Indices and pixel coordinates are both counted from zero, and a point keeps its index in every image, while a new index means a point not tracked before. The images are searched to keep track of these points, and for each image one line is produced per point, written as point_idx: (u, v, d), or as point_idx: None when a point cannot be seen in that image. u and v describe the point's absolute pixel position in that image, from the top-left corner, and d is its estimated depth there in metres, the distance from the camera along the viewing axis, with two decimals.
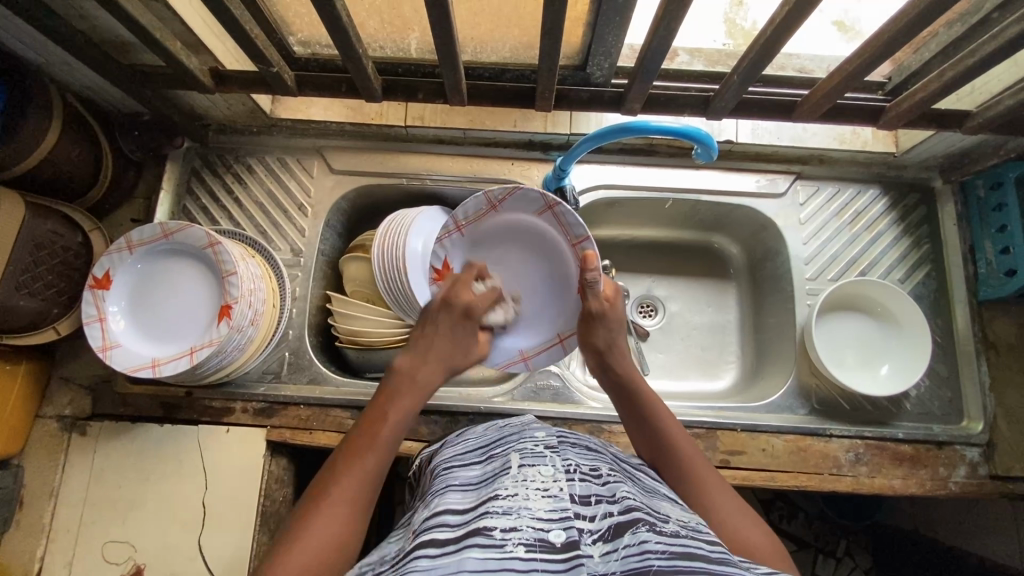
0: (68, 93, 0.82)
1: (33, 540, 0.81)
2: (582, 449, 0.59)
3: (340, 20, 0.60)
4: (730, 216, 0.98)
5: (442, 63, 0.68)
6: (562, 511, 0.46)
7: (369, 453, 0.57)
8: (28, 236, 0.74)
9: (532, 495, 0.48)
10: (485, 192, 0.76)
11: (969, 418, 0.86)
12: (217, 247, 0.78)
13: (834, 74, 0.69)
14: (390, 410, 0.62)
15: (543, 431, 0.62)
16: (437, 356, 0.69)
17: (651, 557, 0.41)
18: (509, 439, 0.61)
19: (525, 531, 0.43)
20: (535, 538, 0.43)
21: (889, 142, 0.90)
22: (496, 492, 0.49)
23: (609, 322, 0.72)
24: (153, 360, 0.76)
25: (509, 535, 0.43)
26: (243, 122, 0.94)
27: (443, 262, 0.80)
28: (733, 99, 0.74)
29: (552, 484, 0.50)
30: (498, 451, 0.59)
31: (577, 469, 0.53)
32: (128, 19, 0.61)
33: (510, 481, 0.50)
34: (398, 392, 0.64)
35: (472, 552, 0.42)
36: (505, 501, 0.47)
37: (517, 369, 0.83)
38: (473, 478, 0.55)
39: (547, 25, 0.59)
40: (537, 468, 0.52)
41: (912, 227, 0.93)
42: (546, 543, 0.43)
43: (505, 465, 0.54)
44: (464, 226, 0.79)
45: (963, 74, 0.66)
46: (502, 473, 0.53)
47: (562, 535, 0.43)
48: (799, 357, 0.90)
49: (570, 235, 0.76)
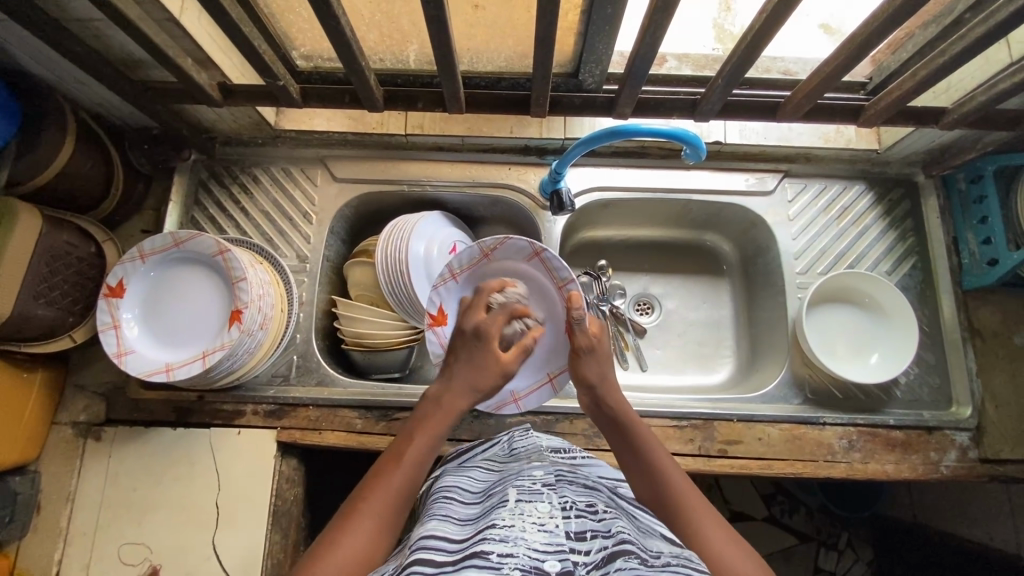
0: (81, 110, 0.85)
1: (50, 544, 0.83)
2: (578, 486, 0.61)
3: (343, 33, 0.63)
4: (721, 214, 1.01)
5: (441, 73, 0.72)
6: (558, 544, 0.49)
7: (397, 473, 0.58)
8: (46, 247, 0.77)
9: (528, 527, 0.51)
10: (478, 243, 0.85)
11: (958, 404, 0.89)
12: (227, 255, 0.81)
13: (814, 75, 0.72)
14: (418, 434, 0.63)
15: (541, 468, 0.65)
16: (464, 378, 0.68)
17: None
18: (508, 477, 0.64)
19: (520, 557, 0.47)
20: (531, 565, 0.46)
21: (871, 140, 0.94)
22: (494, 524, 0.52)
23: (598, 357, 0.75)
24: (167, 365, 0.79)
25: (506, 559, 0.46)
26: (248, 134, 0.97)
27: (437, 308, 0.85)
28: (720, 101, 0.77)
29: (547, 519, 0.52)
30: (497, 488, 0.61)
31: (573, 506, 0.55)
32: (142, 38, 0.64)
33: (508, 514, 0.53)
34: (426, 416, 0.65)
35: (470, 573, 0.45)
36: (503, 530, 0.50)
37: (508, 411, 0.86)
38: (471, 514, 0.58)
39: (540, 35, 0.63)
40: (533, 505, 0.55)
41: (897, 221, 0.96)
42: (541, 570, 0.46)
43: (503, 499, 0.57)
44: (458, 274, 0.86)
45: (936, 72, 0.69)
46: (500, 505, 0.56)
47: (556, 564, 0.46)
48: (792, 348, 0.92)
49: (557, 279, 0.85)
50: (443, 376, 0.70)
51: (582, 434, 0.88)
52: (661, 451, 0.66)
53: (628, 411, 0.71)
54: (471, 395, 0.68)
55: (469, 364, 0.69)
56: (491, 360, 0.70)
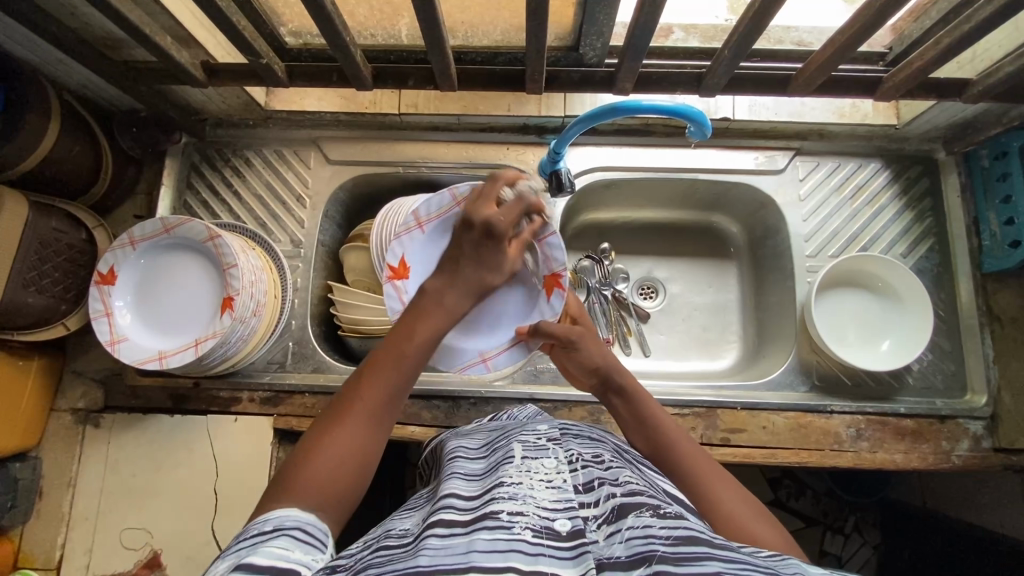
0: (65, 92, 0.83)
1: (54, 528, 0.84)
2: (583, 438, 0.59)
3: (324, 8, 0.60)
4: (729, 194, 0.97)
5: (429, 49, 0.68)
6: (567, 501, 0.47)
7: (380, 374, 0.54)
8: (33, 233, 0.75)
9: (536, 484, 0.49)
10: (451, 187, 0.75)
11: (972, 392, 0.86)
12: (217, 241, 0.79)
13: (828, 46, 0.68)
14: (417, 329, 0.57)
15: (545, 423, 0.63)
16: (469, 279, 0.61)
17: (654, 542, 0.40)
18: (512, 431, 0.62)
19: (531, 517, 0.44)
20: (542, 524, 0.43)
21: (889, 115, 0.89)
22: (501, 479, 0.50)
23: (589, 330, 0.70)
24: (160, 352, 0.78)
25: (517, 518, 0.43)
26: (239, 116, 0.94)
27: (398, 260, 0.76)
28: (726, 75, 0.73)
29: (555, 475, 0.50)
30: (501, 441, 0.60)
31: (580, 458, 0.53)
32: (117, 16, 0.62)
33: (515, 470, 0.51)
34: (424, 311, 0.58)
35: (481, 534, 0.42)
36: (510, 487, 0.48)
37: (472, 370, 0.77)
38: (478, 466, 0.56)
39: (532, 6, 0.59)
40: (540, 460, 0.53)
41: (914, 200, 0.92)
42: (552, 530, 0.43)
43: (509, 454, 0.55)
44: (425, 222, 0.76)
45: (960, 40, 0.64)
46: (506, 461, 0.54)
47: (567, 524, 0.44)
48: (799, 334, 0.90)
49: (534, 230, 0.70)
50: (442, 270, 0.61)
51: (582, 422, 0.86)
52: (666, 422, 0.63)
53: (628, 376, 0.69)
54: (470, 299, 0.61)
55: (480, 264, 0.62)
56: (503, 258, 0.63)
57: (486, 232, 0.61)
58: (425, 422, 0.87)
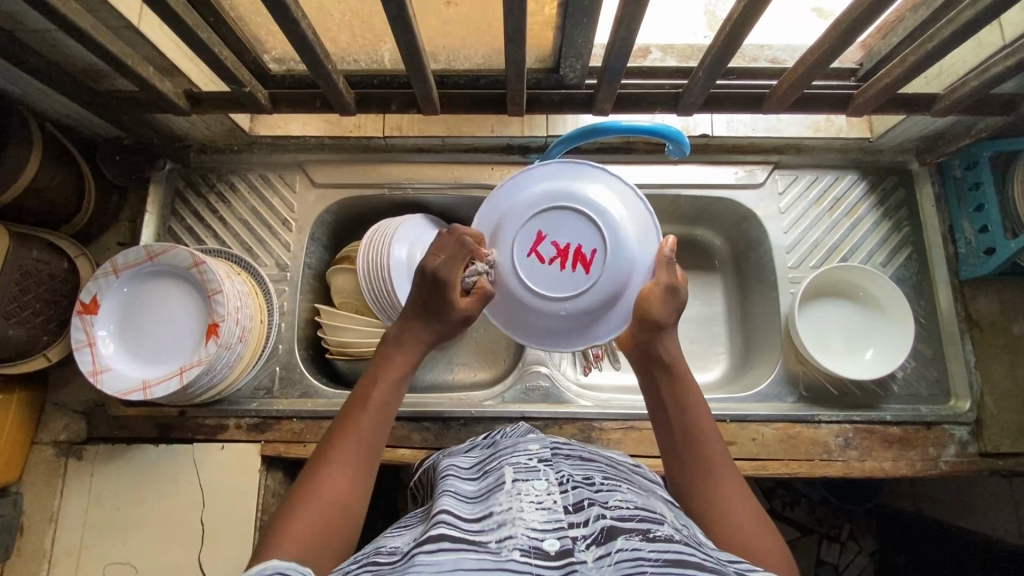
0: (46, 122, 0.83)
1: (35, 566, 0.82)
2: (575, 459, 0.59)
3: (307, 38, 0.61)
4: (711, 208, 0.98)
5: (412, 75, 0.69)
6: (557, 521, 0.46)
7: (364, 416, 0.56)
8: (16, 264, 0.75)
9: (527, 506, 0.48)
10: None
11: (956, 397, 0.87)
12: (202, 267, 0.78)
13: (799, 64, 0.70)
14: (379, 380, 0.59)
15: (536, 443, 0.62)
16: (415, 335, 0.62)
17: (644, 564, 0.40)
18: (504, 452, 0.62)
19: (519, 539, 0.43)
20: (529, 546, 0.42)
21: (863, 128, 0.91)
22: (492, 506, 0.48)
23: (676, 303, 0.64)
24: (144, 382, 0.77)
25: (505, 543, 0.43)
26: (223, 141, 0.94)
27: None
28: (701, 94, 0.74)
29: (546, 496, 0.49)
30: (493, 465, 0.59)
31: (571, 479, 0.52)
32: (98, 49, 0.62)
33: (505, 496, 0.49)
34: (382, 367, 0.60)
35: (469, 555, 0.41)
36: (500, 514, 0.47)
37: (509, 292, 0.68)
38: (471, 489, 0.55)
39: (510, 32, 0.60)
40: (530, 483, 0.52)
41: (891, 210, 0.94)
42: (540, 551, 0.42)
43: (500, 478, 0.54)
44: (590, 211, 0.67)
45: (924, 58, 0.67)
46: (498, 487, 0.52)
47: (556, 543, 0.43)
48: (785, 344, 0.91)
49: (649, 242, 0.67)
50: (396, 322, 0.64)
51: (571, 438, 0.86)
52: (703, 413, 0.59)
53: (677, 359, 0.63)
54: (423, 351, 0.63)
55: (435, 315, 0.62)
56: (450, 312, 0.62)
57: (435, 278, 0.62)
58: (416, 444, 0.86)
